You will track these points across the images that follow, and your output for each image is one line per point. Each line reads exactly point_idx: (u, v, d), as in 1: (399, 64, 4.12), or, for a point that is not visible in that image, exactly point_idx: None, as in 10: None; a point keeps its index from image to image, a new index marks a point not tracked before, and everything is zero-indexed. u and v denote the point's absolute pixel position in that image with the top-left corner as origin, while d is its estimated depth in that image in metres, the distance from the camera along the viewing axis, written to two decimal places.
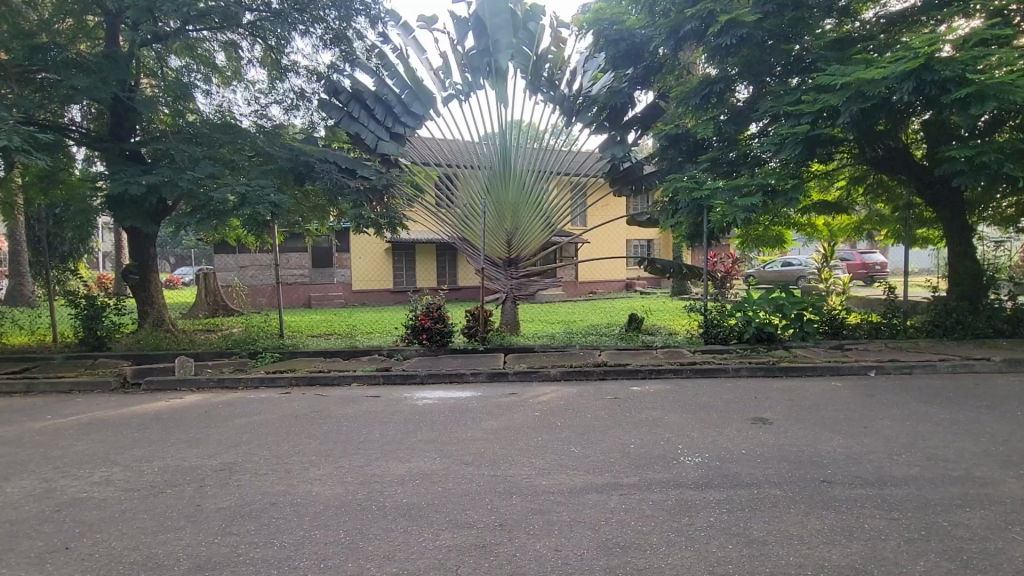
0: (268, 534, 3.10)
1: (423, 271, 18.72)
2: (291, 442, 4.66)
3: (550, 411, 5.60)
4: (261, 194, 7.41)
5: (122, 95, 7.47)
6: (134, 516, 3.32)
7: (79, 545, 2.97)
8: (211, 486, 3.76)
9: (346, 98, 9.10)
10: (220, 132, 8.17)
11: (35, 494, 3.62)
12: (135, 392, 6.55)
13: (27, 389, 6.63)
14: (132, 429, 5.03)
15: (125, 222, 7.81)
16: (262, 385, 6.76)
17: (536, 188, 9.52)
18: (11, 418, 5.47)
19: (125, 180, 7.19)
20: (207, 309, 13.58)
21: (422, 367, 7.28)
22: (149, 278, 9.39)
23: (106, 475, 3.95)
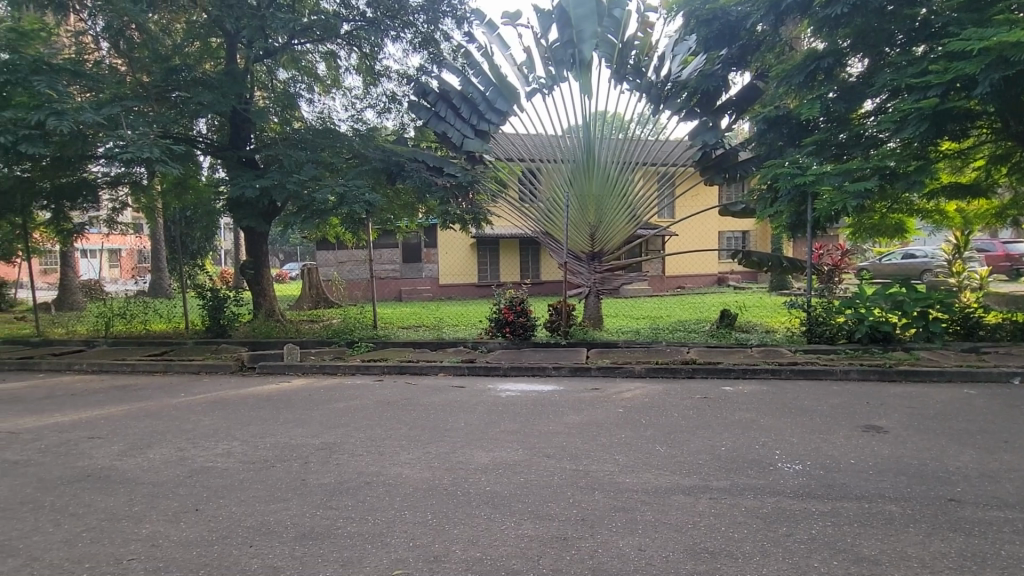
0: (363, 511, 3.32)
1: (506, 266, 19.02)
2: (384, 427, 4.96)
3: (634, 408, 5.46)
4: (357, 193, 7.90)
5: (240, 107, 8.32)
6: (249, 485, 3.71)
7: (207, 508, 3.38)
8: (314, 463, 4.10)
9: (434, 98, 9.43)
10: (321, 137, 8.84)
11: (173, 460, 4.17)
12: (251, 375, 7.31)
13: (165, 368, 7.62)
14: (248, 409, 5.62)
15: (243, 222, 8.70)
16: (358, 372, 7.24)
17: (621, 180, 9.33)
18: (154, 394, 6.32)
19: (242, 185, 7.98)
20: (311, 301, 14.76)
21: (505, 359, 7.40)
22: (262, 273, 10.40)
23: (228, 447, 4.45)
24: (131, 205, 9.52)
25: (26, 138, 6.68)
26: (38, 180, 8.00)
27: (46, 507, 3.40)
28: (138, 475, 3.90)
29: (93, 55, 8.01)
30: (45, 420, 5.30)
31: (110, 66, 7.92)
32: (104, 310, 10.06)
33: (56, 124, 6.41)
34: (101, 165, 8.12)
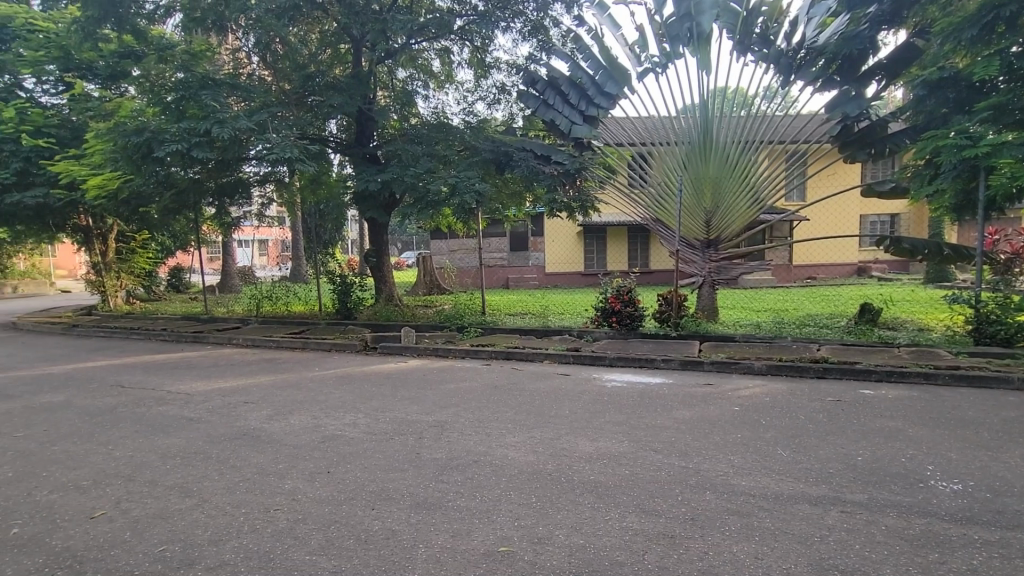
0: (471, 487, 3.49)
1: (614, 254, 18.62)
2: (492, 409, 5.15)
3: (753, 407, 5.09)
4: (469, 184, 8.19)
5: (365, 107, 9.06)
6: (371, 454, 4.07)
7: (337, 471, 3.77)
8: (428, 439, 4.38)
9: (542, 86, 9.40)
10: (436, 131, 9.35)
11: (309, 427, 4.70)
12: (373, 354, 7.98)
13: (304, 345, 8.61)
14: (370, 385, 6.16)
15: (367, 214, 9.47)
16: (468, 356, 7.58)
17: (742, 160, 8.62)
18: (295, 367, 7.18)
19: (366, 179, 8.66)
20: (425, 287, 15.68)
21: (611, 349, 7.28)
22: (383, 260, 11.25)
23: (354, 418, 4.92)
24: (276, 200, 10.83)
25: (197, 145, 7.84)
26: (205, 182, 9.35)
27: (214, 458, 4.03)
28: (282, 437, 4.46)
29: (246, 69, 9.12)
30: (212, 385, 6.27)
31: (259, 78, 8.98)
32: (256, 293, 11.59)
33: (218, 132, 7.44)
34: (253, 166, 9.30)
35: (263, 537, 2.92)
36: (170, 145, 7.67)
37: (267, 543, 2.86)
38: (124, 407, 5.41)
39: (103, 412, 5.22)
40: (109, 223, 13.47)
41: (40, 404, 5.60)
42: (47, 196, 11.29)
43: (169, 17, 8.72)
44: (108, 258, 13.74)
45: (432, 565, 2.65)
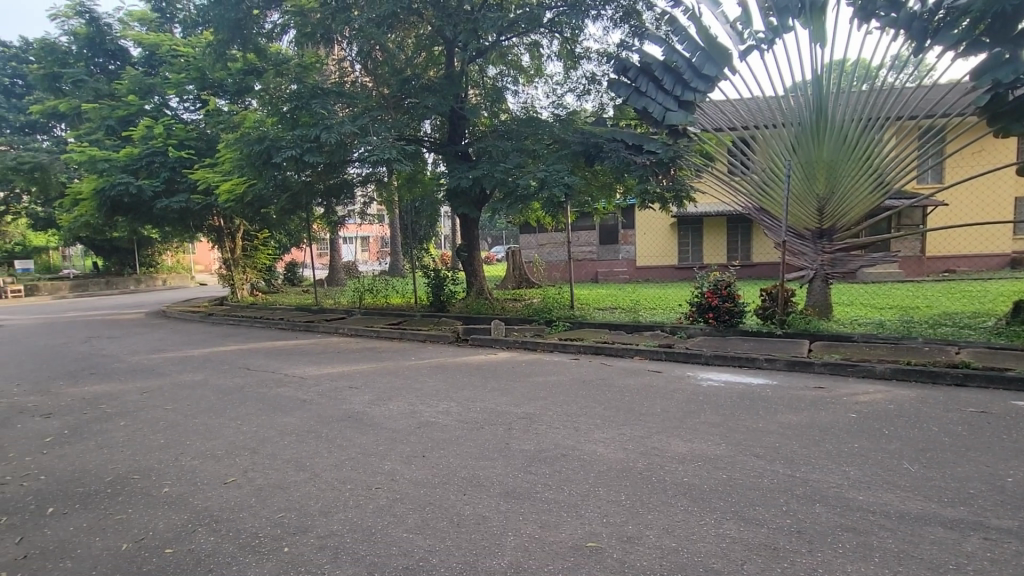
0: (558, 480, 3.50)
1: (711, 247, 17.65)
2: (580, 404, 5.11)
3: (872, 414, 4.59)
4: (558, 177, 8.15)
5: (457, 106, 9.36)
6: (463, 442, 4.22)
7: (431, 456, 3.95)
8: (517, 430, 4.45)
9: (634, 74, 9.01)
10: (525, 125, 9.46)
11: (406, 412, 4.98)
12: (465, 345, 8.26)
13: (401, 336, 9.12)
14: (462, 375, 6.39)
15: (459, 210, 9.79)
16: (556, 350, 7.59)
17: (862, 139, 7.74)
18: (393, 356, 7.64)
19: (458, 176, 8.94)
20: (514, 281, 15.91)
21: (708, 347, 6.91)
22: (474, 255, 11.56)
23: (447, 407, 5.13)
24: (376, 199, 11.54)
25: (308, 150, 8.55)
26: (315, 184, 10.16)
27: (323, 436, 4.40)
28: (382, 421, 4.76)
29: (349, 76, 9.77)
30: (321, 370, 6.86)
31: (361, 84, 9.58)
32: (359, 286, 12.45)
33: (326, 137, 8.07)
34: (356, 168, 9.97)
35: (365, 512, 3.14)
36: (286, 151, 8.46)
37: (369, 518, 3.08)
38: (249, 388, 6.08)
39: (232, 391, 5.90)
40: (237, 223, 15.15)
41: (185, 382, 6.46)
42: (188, 201, 12.93)
43: (284, 34, 9.46)
44: (235, 254, 15.47)
45: (521, 554, 2.69)
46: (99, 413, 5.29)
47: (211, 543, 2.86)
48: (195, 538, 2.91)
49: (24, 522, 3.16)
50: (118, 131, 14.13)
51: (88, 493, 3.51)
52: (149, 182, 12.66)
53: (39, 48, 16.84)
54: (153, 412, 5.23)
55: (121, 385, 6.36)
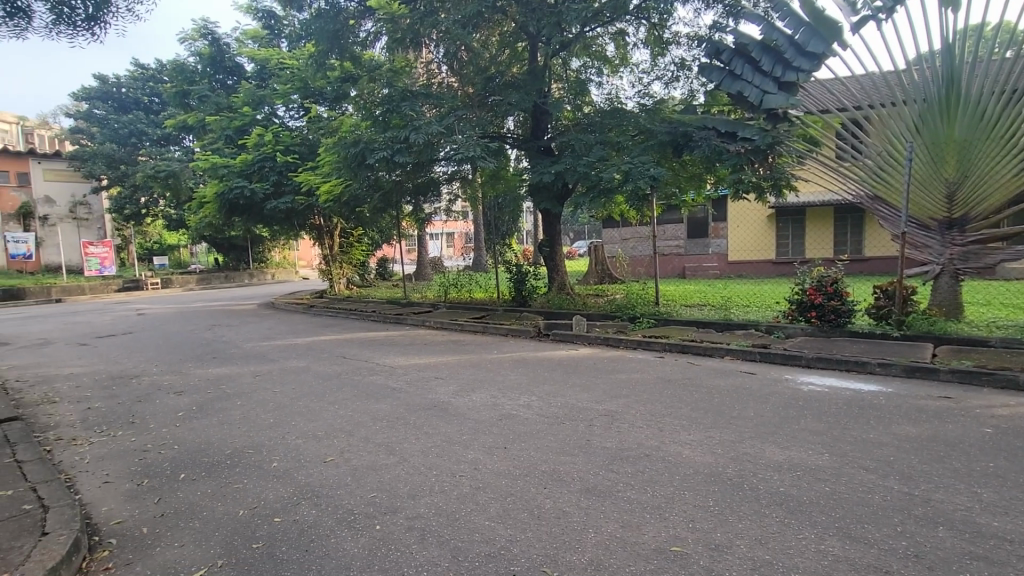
0: (642, 480, 3.41)
1: (813, 240, 16.28)
2: (665, 403, 4.95)
3: (1013, 430, 4.00)
4: (643, 169, 7.92)
5: (540, 102, 9.39)
6: (544, 436, 4.24)
7: (512, 448, 4.01)
8: (598, 427, 4.39)
9: (729, 56, 8.48)
10: (609, 117, 9.28)
11: (489, 404, 5.09)
12: (546, 340, 8.29)
13: (484, 329, 9.33)
14: (544, 369, 6.43)
15: (541, 205, 9.82)
16: (640, 347, 7.39)
17: (1005, 114, 6.71)
18: (477, 349, 7.83)
19: (541, 171, 8.96)
20: (596, 276, 15.70)
21: (809, 348, 6.40)
22: (556, 250, 11.53)
23: (528, 400, 5.18)
24: (461, 196, 11.88)
25: (398, 151, 8.97)
26: (404, 183, 10.64)
27: (411, 424, 4.62)
28: (466, 411, 4.91)
29: (436, 78, 10.13)
30: (410, 360, 7.20)
31: (447, 85, 9.89)
32: (445, 280, 12.93)
33: (415, 138, 8.44)
34: (442, 167, 10.32)
35: (450, 498, 3.25)
36: (379, 153, 8.96)
37: (453, 504, 3.19)
38: (345, 375, 6.53)
39: (331, 378, 6.36)
40: (335, 222, 16.28)
41: (291, 368, 7.07)
42: (293, 202, 14.10)
43: (378, 41, 10.02)
44: (333, 250, 16.65)
45: (602, 552, 2.66)
46: (220, 393, 5.93)
47: (313, 516, 3.11)
48: (299, 510, 3.19)
49: (162, 485, 3.63)
50: (235, 140, 15.70)
51: (211, 463, 3.96)
52: (260, 186, 13.95)
53: (172, 69, 19.11)
54: (263, 394, 5.78)
55: (238, 369, 7.08)
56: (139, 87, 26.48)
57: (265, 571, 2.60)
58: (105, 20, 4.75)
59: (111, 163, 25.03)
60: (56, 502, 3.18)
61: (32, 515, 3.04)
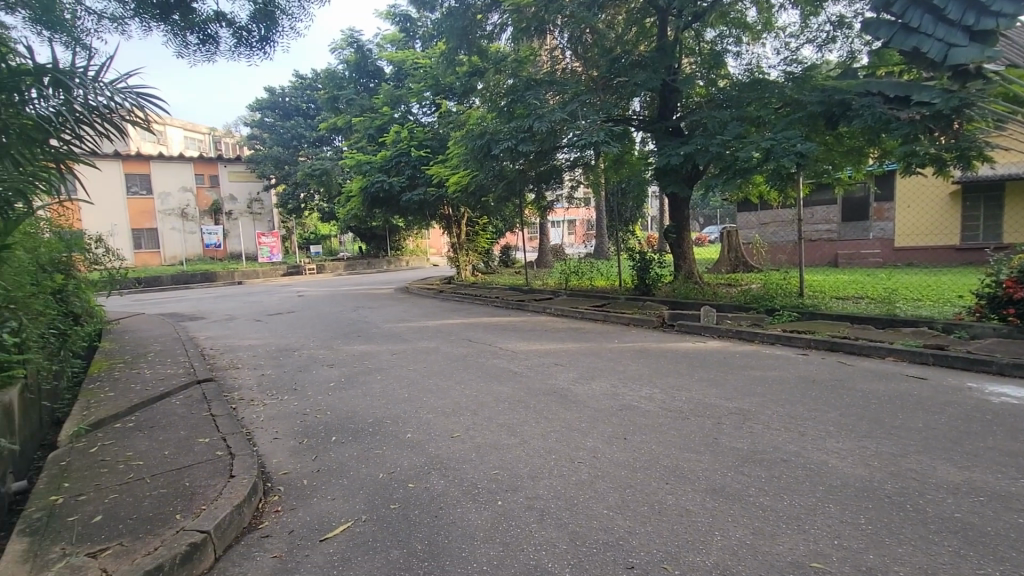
0: (778, 487, 3.13)
1: (1012, 221, 13.43)
2: (808, 405, 4.48)
3: None
4: (787, 145, 7.18)
5: (670, 79, 8.94)
6: (667, 430, 4.08)
7: (633, 440, 3.92)
8: (728, 425, 4.11)
9: (902, 6, 7.19)
10: (748, 90, 8.57)
11: (608, 393, 5.03)
12: (671, 331, 7.95)
13: (605, 318, 9.21)
14: (668, 361, 6.17)
15: (668, 189, 9.37)
16: (779, 343, 6.76)
17: None
18: (597, 337, 7.76)
19: (668, 154, 8.54)
20: (729, 265, 14.69)
21: (1002, 352, 5.33)
22: (683, 236, 10.93)
23: (650, 392, 5.02)
24: (584, 182, 11.78)
25: (522, 140, 9.13)
26: (527, 172, 10.81)
27: (532, 407, 4.74)
28: (586, 399, 4.90)
29: (560, 64, 10.09)
30: (531, 346, 7.37)
31: (572, 71, 9.80)
32: (565, 267, 13.00)
33: (538, 126, 8.52)
34: (565, 153, 10.30)
35: (569, 483, 3.29)
36: (504, 143, 9.22)
37: (572, 489, 3.21)
38: (471, 357, 6.88)
39: (458, 359, 6.75)
40: (462, 211, 17.15)
41: (422, 348, 7.64)
42: (425, 193, 15.10)
43: (503, 32, 10.18)
44: (461, 238, 17.60)
45: (728, 556, 2.51)
46: (364, 367, 6.61)
47: (442, 485, 3.34)
48: (429, 478, 3.45)
49: (317, 445, 4.16)
50: (376, 138, 17.17)
51: (357, 430, 4.44)
52: (397, 179, 15.15)
53: (325, 78, 21.44)
54: (399, 371, 6.33)
55: (378, 347, 7.83)
56: (299, 96, 30.13)
57: (401, 530, 2.86)
58: (274, 40, 5.47)
59: (278, 164, 28.94)
60: (241, 451, 3.81)
61: (223, 460, 3.67)
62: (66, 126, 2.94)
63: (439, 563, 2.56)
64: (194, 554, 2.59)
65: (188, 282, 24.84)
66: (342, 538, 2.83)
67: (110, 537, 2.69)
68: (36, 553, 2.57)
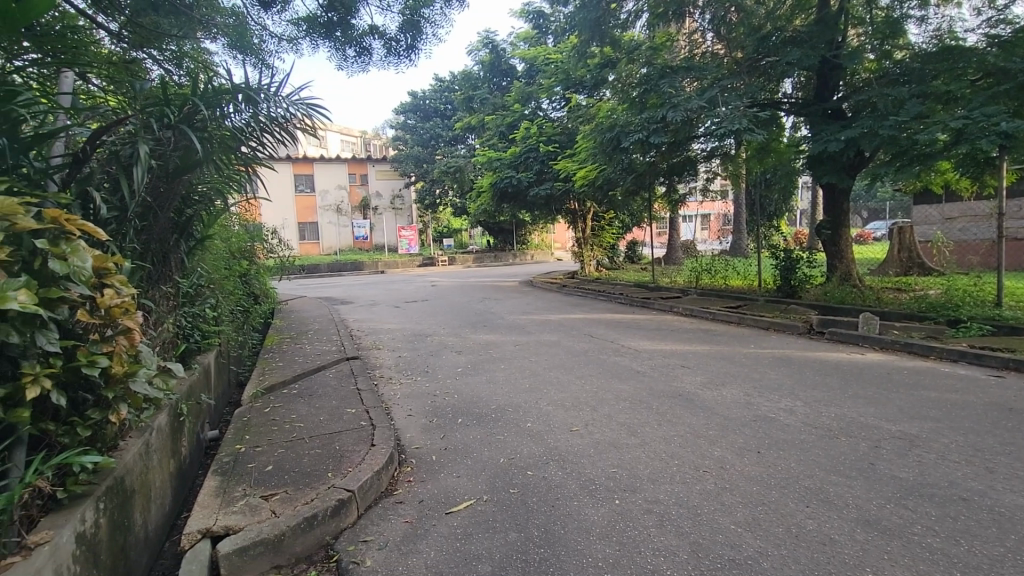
0: (951, 528, 2.66)
1: None
2: (999, 438, 3.72)
3: None
4: (985, 124, 6.00)
5: (830, 55, 8.02)
6: (810, 448, 3.67)
7: (767, 454, 3.59)
8: (888, 451, 3.58)
9: None
10: (935, 60, 7.31)
11: (740, 402, 4.67)
12: (820, 339, 7.12)
13: (740, 320, 8.55)
14: (814, 372, 5.54)
15: (823, 179, 8.40)
16: (961, 360, 5.71)
17: None
18: (730, 340, 7.23)
19: (825, 139, 7.63)
20: (899, 266, 12.73)
21: None
22: (840, 233, 9.68)
23: (791, 405, 4.55)
24: (721, 173, 11.02)
25: (654, 132, 8.82)
26: (658, 164, 10.37)
27: (654, 409, 4.58)
28: (715, 406, 4.59)
29: (700, 49, 9.47)
30: (656, 345, 7.11)
31: (712, 54, 9.17)
32: (697, 265, 12.29)
33: (673, 116, 8.12)
34: (701, 143, 9.71)
35: (692, 491, 3.12)
36: (634, 135, 8.98)
37: (696, 498, 3.05)
38: (592, 353, 6.84)
39: (580, 354, 6.76)
40: (588, 206, 17.04)
41: (545, 340, 7.77)
42: (552, 188, 15.29)
43: (638, 19, 9.68)
44: (586, 233, 17.52)
45: None
46: (488, 356, 6.92)
47: (559, 477, 3.38)
48: (547, 468, 3.51)
49: (446, 425, 4.46)
50: (507, 135, 17.76)
51: (481, 414, 4.67)
52: (526, 175, 15.68)
53: (462, 80, 22.64)
54: (521, 361, 6.50)
55: (503, 337, 8.13)
56: (439, 98, 32.19)
57: (519, 514, 2.95)
58: (419, 47, 5.90)
59: (418, 163, 31.29)
60: (380, 423, 4.22)
61: (365, 429, 4.09)
62: (254, 135, 3.43)
63: (555, 551, 2.59)
64: (340, 509, 2.94)
65: (340, 271, 28.04)
66: (465, 514, 3.01)
67: (278, 484, 3.16)
68: (225, 490, 3.11)
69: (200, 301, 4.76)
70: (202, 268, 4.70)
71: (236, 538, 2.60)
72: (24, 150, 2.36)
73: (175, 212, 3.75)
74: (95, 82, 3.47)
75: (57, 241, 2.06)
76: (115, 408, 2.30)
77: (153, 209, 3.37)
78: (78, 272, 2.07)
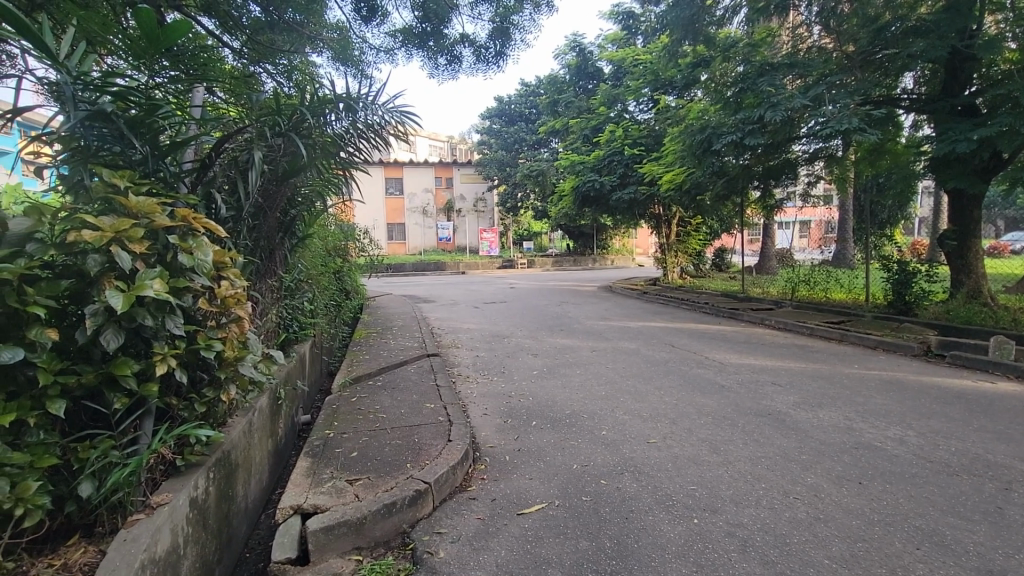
0: None
1: None
2: None
3: None
4: None
5: (962, 44, 7.16)
6: (922, 483, 3.28)
7: (869, 485, 3.26)
8: (1022, 495, 3.11)
9: None
10: None
11: (840, 426, 4.27)
12: (938, 362, 6.36)
13: (842, 337, 7.85)
14: (930, 399, 4.95)
15: (949, 182, 7.51)
16: None
17: None
18: (830, 358, 6.65)
19: (954, 138, 6.80)
20: None
21: None
22: (968, 244, 8.58)
23: (901, 434, 4.09)
24: (825, 177, 10.18)
25: (750, 133, 8.37)
26: (753, 167, 9.76)
27: (740, 426, 4.31)
28: (811, 429, 4.22)
29: (805, 43, 8.75)
30: (745, 359, 6.70)
31: (819, 48, 8.47)
32: (794, 275, 11.45)
33: (773, 116, 7.62)
34: (803, 144, 9.03)
35: (780, 518, 2.90)
36: (728, 137, 8.58)
37: (784, 526, 2.83)
38: (674, 363, 6.59)
39: (660, 363, 6.53)
40: (674, 210, 16.43)
41: (624, 347, 7.60)
42: (636, 191, 14.91)
43: (736, 15, 9.11)
44: (670, 239, 16.91)
45: None
46: (566, 360, 6.89)
47: (634, 489, 3.29)
48: (622, 479, 3.42)
49: (520, 426, 4.48)
50: (591, 138, 17.59)
51: (555, 418, 4.65)
52: (609, 178, 15.49)
53: (548, 84, 22.76)
54: (598, 368, 6.40)
55: (580, 342, 8.06)
56: (524, 102, 32.56)
57: (591, 523, 2.90)
58: (508, 54, 6.00)
59: (502, 167, 31.88)
60: (458, 420, 4.34)
61: (443, 425, 4.22)
62: (352, 141, 3.65)
63: (627, 565, 2.52)
64: (417, 499, 3.05)
65: (424, 270, 29.28)
66: (536, 516, 3.01)
67: (362, 470, 3.35)
68: (314, 471, 3.34)
69: (299, 295, 5.15)
70: (302, 264, 5.10)
71: (323, 518, 2.76)
72: (162, 157, 2.69)
73: (282, 212, 4.10)
74: (219, 96, 3.86)
75: (185, 238, 2.31)
76: (225, 388, 2.55)
77: (263, 209, 3.71)
78: (201, 265, 2.31)
